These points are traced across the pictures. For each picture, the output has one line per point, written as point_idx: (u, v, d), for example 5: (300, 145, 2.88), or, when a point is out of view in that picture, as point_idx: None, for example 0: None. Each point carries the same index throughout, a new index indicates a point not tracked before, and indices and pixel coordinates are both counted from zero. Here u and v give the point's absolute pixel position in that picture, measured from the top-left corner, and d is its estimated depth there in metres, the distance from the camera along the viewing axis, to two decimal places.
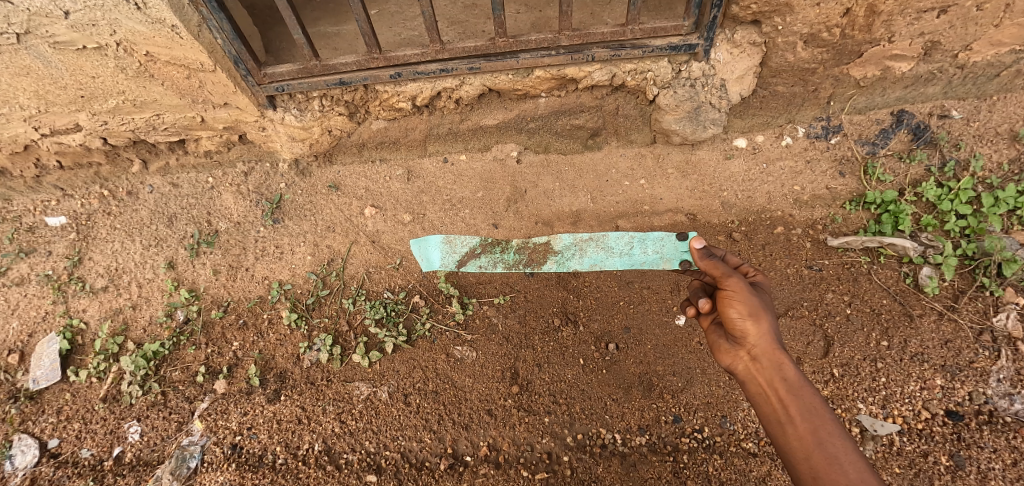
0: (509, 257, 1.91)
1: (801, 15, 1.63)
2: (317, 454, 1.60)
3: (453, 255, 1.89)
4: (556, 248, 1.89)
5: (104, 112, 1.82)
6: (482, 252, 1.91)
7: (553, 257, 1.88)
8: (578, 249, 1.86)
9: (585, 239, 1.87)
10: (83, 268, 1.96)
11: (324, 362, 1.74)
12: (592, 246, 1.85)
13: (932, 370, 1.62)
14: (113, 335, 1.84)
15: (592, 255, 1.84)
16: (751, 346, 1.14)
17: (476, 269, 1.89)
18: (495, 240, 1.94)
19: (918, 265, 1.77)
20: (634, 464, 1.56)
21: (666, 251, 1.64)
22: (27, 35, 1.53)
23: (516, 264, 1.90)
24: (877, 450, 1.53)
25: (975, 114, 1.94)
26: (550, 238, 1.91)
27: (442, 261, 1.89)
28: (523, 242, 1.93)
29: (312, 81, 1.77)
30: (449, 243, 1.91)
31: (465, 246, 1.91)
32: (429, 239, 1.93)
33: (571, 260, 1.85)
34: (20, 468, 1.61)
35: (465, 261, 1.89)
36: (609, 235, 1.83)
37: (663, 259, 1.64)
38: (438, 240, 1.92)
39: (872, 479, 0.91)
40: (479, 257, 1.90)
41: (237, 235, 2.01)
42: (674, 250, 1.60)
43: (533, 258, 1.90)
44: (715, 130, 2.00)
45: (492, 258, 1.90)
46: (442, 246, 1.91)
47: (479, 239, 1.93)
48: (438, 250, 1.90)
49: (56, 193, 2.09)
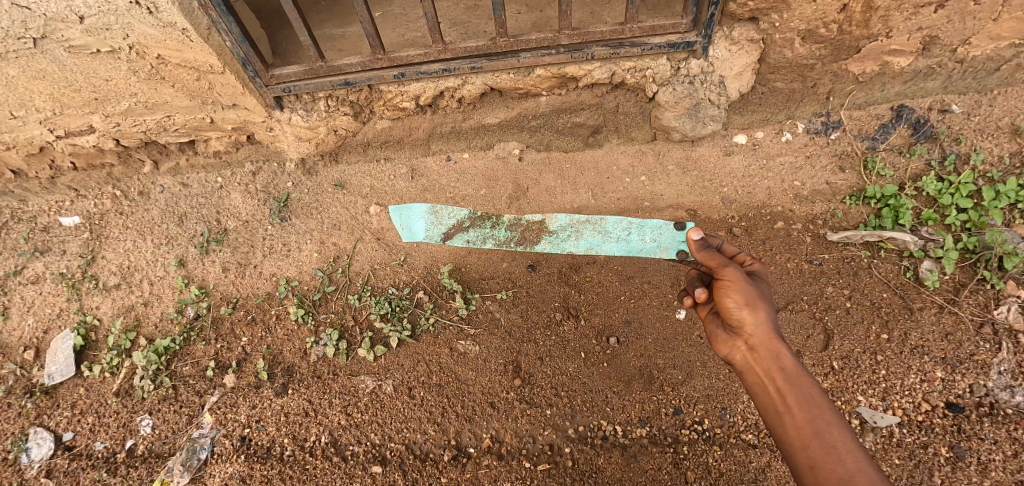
0: (500, 234, 2.03)
1: (798, 12, 1.65)
2: (324, 446, 1.64)
3: (438, 227, 2.05)
4: (551, 228, 2.02)
5: (117, 113, 1.87)
6: (470, 226, 2.05)
7: (547, 237, 2.00)
8: (574, 232, 2.00)
9: (580, 222, 2.02)
10: (96, 266, 2.01)
11: (331, 356, 1.78)
12: (588, 229, 2.00)
13: (933, 362, 1.63)
14: (125, 331, 1.89)
15: (587, 238, 1.98)
16: (748, 336, 1.16)
17: (464, 243, 2.02)
18: (484, 215, 2.07)
19: (918, 258, 1.78)
20: (635, 456, 1.58)
21: (663, 241, 1.94)
22: (43, 40, 1.58)
23: (507, 241, 2.01)
24: (877, 442, 1.54)
25: (975, 108, 1.94)
26: (545, 217, 2.04)
27: (425, 232, 2.05)
28: (516, 219, 2.05)
29: (318, 82, 1.81)
30: (434, 214, 2.08)
31: (452, 218, 2.07)
32: (413, 208, 2.09)
33: (566, 242, 1.98)
34: (36, 460, 1.66)
35: (451, 234, 2.03)
36: (606, 219, 2.01)
37: (660, 246, 1.93)
38: (422, 210, 2.08)
39: (870, 467, 0.91)
40: (467, 231, 2.04)
41: (245, 233, 2.06)
42: (671, 240, 1.93)
43: (525, 237, 2.01)
44: (715, 127, 2.02)
45: (481, 233, 2.04)
46: (427, 217, 2.07)
47: (468, 213, 2.08)
48: (423, 221, 2.06)
49: (70, 193, 2.14)
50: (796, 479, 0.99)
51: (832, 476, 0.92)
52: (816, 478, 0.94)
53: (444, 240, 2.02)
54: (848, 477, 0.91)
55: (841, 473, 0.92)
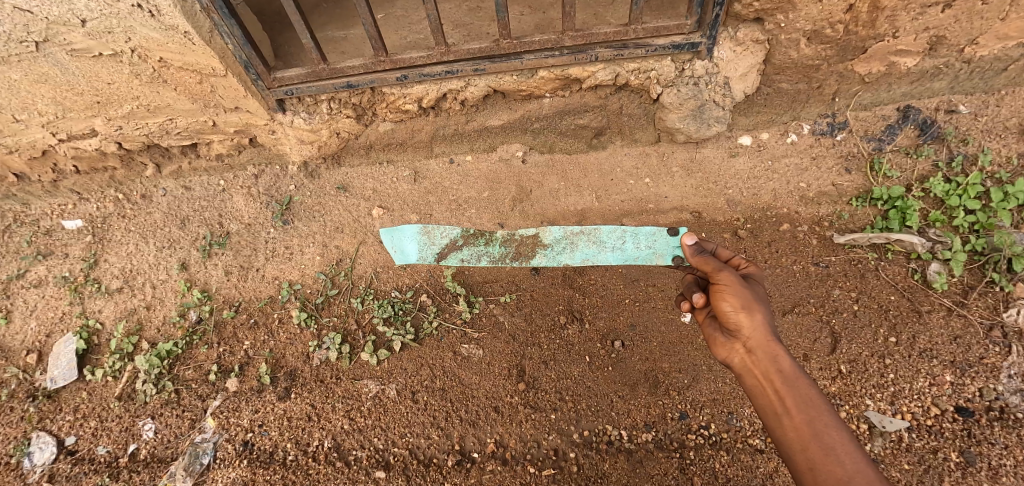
0: (494, 251, 1.99)
1: (803, 12, 1.63)
2: (327, 451, 1.63)
3: (431, 248, 2.01)
4: (546, 241, 1.99)
5: (119, 117, 1.87)
6: (463, 244, 2.01)
7: (542, 251, 1.98)
8: (569, 244, 1.98)
9: (575, 234, 2.00)
10: (98, 269, 2.01)
11: (333, 360, 1.77)
12: (583, 241, 1.98)
13: (942, 366, 1.61)
14: (128, 334, 1.88)
15: (582, 249, 1.96)
16: (745, 339, 1.14)
17: (458, 262, 1.97)
18: (477, 232, 2.04)
19: (925, 261, 1.76)
20: (641, 461, 1.57)
21: (658, 246, 1.91)
22: (45, 43, 1.58)
23: (502, 258, 1.97)
24: (886, 447, 1.52)
25: (982, 108, 1.92)
26: (539, 231, 2.01)
27: (418, 253, 2.00)
28: (510, 234, 2.02)
29: (321, 85, 1.81)
30: (425, 235, 2.04)
31: (444, 238, 2.03)
32: (403, 230, 2.05)
33: (562, 255, 1.95)
34: (38, 465, 1.66)
35: (444, 253, 1.99)
36: (600, 229, 1.99)
37: (654, 253, 1.90)
38: (413, 232, 2.04)
39: (869, 468, 0.90)
40: (461, 249, 2.00)
41: (247, 236, 2.05)
42: (665, 246, 1.91)
43: (521, 252, 1.98)
44: (720, 128, 2.01)
45: (475, 251, 2.00)
46: (419, 238, 2.03)
47: (460, 232, 2.04)
48: (415, 243, 2.02)
49: (72, 197, 2.14)
50: (796, 481, 0.98)
51: (831, 477, 0.91)
52: (816, 479, 0.93)
53: (437, 260, 1.97)
54: (847, 478, 0.90)
55: (840, 474, 0.91)
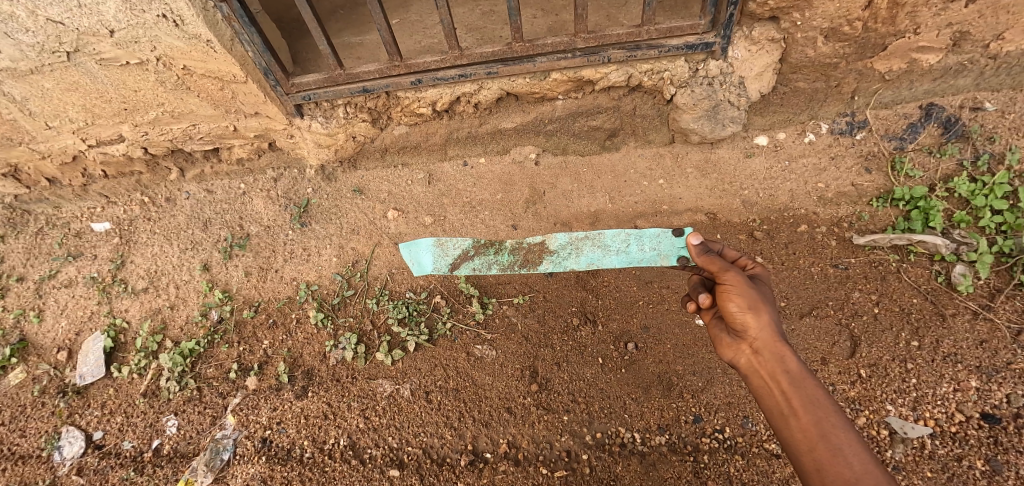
0: (503, 259, 2.00)
1: (820, 9, 1.61)
2: (343, 449, 1.65)
3: (444, 258, 2.00)
4: (551, 248, 1.99)
5: (145, 123, 1.93)
6: (474, 254, 2.01)
7: (548, 257, 1.97)
8: (575, 249, 1.97)
9: (579, 239, 1.99)
10: (125, 270, 2.08)
11: (349, 360, 1.80)
12: (589, 245, 1.97)
13: (966, 371, 1.56)
14: (152, 333, 1.94)
15: (588, 254, 1.95)
16: (752, 339, 1.12)
17: (470, 271, 1.98)
18: (488, 241, 2.04)
19: (949, 262, 1.72)
20: (654, 463, 1.56)
21: (663, 248, 1.89)
22: (76, 53, 1.65)
23: (511, 265, 1.98)
24: (907, 453, 1.48)
25: (1010, 105, 1.86)
26: (545, 238, 2.01)
27: (434, 264, 2.00)
28: (518, 243, 2.02)
29: (337, 89, 1.85)
30: (440, 246, 2.03)
31: (456, 249, 2.03)
32: (419, 243, 2.04)
33: (567, 260, 1.95)
34: (68, 458, 1.72)
35: (458, 264, 1.99)
36: (603, 233, 1.99)
37: (660, 254, 1.89)
38: (428, 244, 2.04)
39: (878, 470, 0.89)
40: (472, 259, 2.00)
41: (267, 238, 2.10)
42: (671, 247, 1.88)
43: (528, 259, 1.98)
44: (735, 128, 1.99)
45: (486, 260, 2.00)
46: (433, 250, 2.03)
47: (471, 242, 2.04)
48: (429, 254, 2.02)
49: (101, 200, 2.21)
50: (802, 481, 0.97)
51: (839, 479, 0.90)
52: (823, 480, 0.92)
53: (451, 270, 1.98)
54: (855, 479, 0.89)
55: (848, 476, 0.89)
